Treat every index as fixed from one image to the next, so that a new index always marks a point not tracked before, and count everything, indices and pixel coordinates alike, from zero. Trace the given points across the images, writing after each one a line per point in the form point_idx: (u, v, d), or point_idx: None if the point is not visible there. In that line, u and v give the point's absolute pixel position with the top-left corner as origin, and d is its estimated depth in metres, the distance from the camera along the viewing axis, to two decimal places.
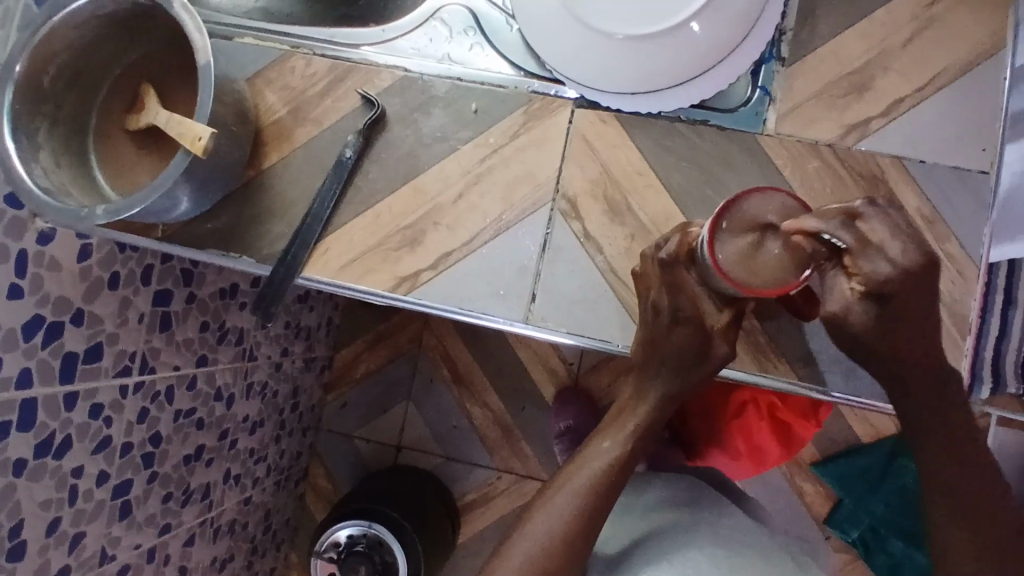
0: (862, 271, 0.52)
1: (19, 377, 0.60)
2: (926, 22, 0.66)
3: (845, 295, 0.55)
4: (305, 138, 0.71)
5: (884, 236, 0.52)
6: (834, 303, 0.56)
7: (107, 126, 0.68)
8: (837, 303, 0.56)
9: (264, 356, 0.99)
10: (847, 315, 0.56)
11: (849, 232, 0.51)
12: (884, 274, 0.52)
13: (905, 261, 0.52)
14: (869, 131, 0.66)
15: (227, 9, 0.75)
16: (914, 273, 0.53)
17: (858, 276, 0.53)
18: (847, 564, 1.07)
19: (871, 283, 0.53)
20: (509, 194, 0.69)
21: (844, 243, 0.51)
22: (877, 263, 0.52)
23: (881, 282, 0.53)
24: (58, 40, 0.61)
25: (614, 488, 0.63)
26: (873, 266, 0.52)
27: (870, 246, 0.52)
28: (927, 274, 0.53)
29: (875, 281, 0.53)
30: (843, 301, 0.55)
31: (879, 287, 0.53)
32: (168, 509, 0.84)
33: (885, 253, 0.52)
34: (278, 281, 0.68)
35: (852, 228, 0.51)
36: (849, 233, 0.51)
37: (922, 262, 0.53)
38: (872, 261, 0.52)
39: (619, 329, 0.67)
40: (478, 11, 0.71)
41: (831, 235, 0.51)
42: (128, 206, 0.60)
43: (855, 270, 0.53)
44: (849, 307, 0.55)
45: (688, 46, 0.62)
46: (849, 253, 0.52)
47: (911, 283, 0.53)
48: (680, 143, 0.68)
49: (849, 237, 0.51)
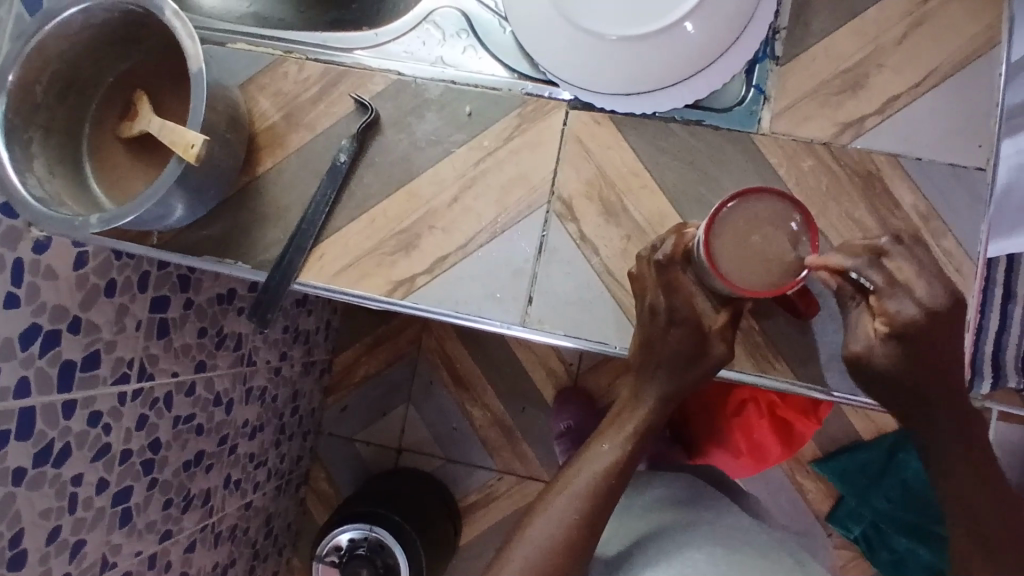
0: (888, 308, 0.58)
1: (17, 386, 0.60)
2: (920, 19, 0.66)
3: (868, 335, 0.60)
4: (299, 143, 0.71)
5: (909, 276, 0.58)
6: (857, 344, 0.60)
7: (101, 135, 0.68)
8: (861, 343, 0.60)
9: (263, 361, 0.99)
10: (871, 356, 0.60)
11: (875, 269, 0.58)
12: (909, 314, 0.58)
13: (929, 302, 0.58)
14: (864, 129, 0.66)
15: (220, 14, 0.78)
16: (936, 315, 0.58)
17: (882, 315, 0.59)
18: (849, 560, 1.07)
19: (895, 322, 0.58)
20: (504, 197, 0.68)
21: (869, 279, 0.58)
22: (902, 301, 0.58)
23: (904, 321, 0.58)
24: (50, 50, 0.61)
25: (614, 490, 0.63)
26: (899, 305, 0.58)
27: (896, 285, 0.58)
28: (950, 316, 0.59)
29: (899, 319, 0.58)
30: (867, 341, 0.60)
31: (902, 326, 0.58)
32: (169, 515, 0.84)
33: (912, 293, 0.58)
34: (274, 287, 0.68)
35: (879, 266, 0.58)
36: (877, 272, 0.58)
37: (947, 303, 0.58)
38: (898, 300, 0.58)
39: (616, 330, 0.67)
40: (471, 13, 0.71)
41: (857, 271, 0.58)
42: (120, 215, 0.59)
43: (880, 310, 0.59)
44: (872, 346, 0.59)
45: (681, 46, 0.62)
46: (875, 291, 0.58)
47: (934, 323, 0.58)
48: (674, 142, 0.68)
49: (876, 276, 0.58)
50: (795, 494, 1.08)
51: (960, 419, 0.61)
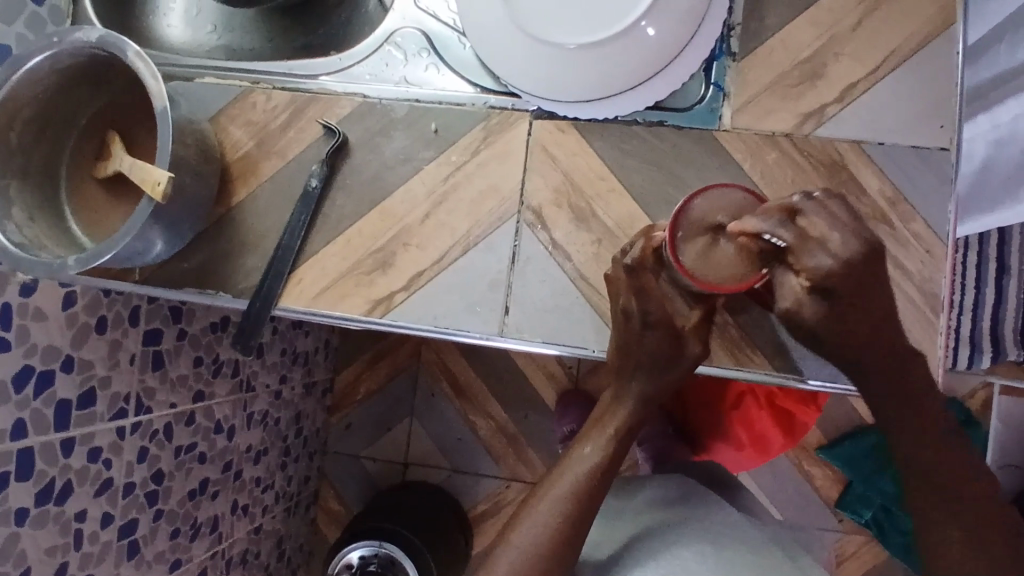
0: (806, 266, 0.54)
1: (14, 428, 0.61)
2: (873, 5, 0.67)
3: (794, 291, 0.57)
4: (271, 172, 0.72)
5: (823, 229, 0.54)
6: (785, 299, 0.58)
7: (79, 176, 0.69)
8: (789, 299, 0.58)
9: (262, 386, 1.00)
10: (801, 310, 0.58)
11: (788, 228, 0.53)
12: (826, 267, 0.54)
13: (844, 253, 0.54)
14: (825, 118, 0.67)
15: (190, 49, 0.80)
16: (853, 264, 0.54)
17: (804, 272, 0.55)
18: (860, 546, 1.07)
19: (815, 276, 0.55)
20: (475, 210, 0.69)
21: (783, 240, 0.53)
22: (818, 255, 0.54)
23: (822, 276, 0.54)
24: (19, 97, 0.62)
25: (598, 493, 0.64)
26: (815, 261, 0.54)
27: (810, 240, 0.54)
28: (866, 263, 0.55)
29: (818, 274, 0.54)
30: (793, 296, 0.57)
31: (823, 280, 0.55)
32: (177, 544, 0.85)
33: (824, 245, 0.54)
34: (255, 315, 0.69)
35: (791, 225, 0.54)
36: (788, 229, 0.53)
37: (862, 251, 0.54)
38: (814, 255, 0.54)
39: (594, 334, 0.67)
40: (431, 32, 0.72)
41: (770, 232, 0.53)
42: (98, 254, 0.60)
43: (800, 266, 0.55)
44: (798, 301, 0.57)
45: (638, 47, 0.63)
46: (790, 249, 0.54)
47: (853, 271, 0.55)
48: (639, 145, 0.68)
49: (788, 233, 0.53)
50: (803, 482, 1.08)
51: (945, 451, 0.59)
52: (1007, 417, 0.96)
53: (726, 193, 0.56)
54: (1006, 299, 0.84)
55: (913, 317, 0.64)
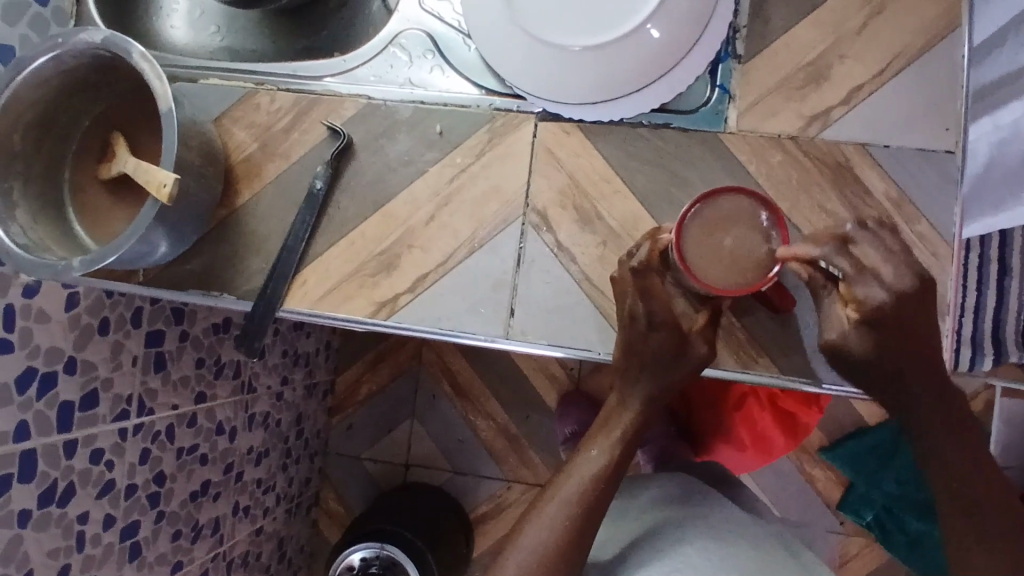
0: (857, 295, 0.56)
1: (17, 430, 0.61)
2: (877, 8, 0.67)
3: (842, 323, 0.59)
4: (274, 173, 0.72)
5: (875, 260, 0.57)
6: (832, 331, 0.59)
7: (82, 179, 0.69)
8: (836, 331, 0.59)
9: (264, 387, 1.00)
10: (846, 343, 0.59)
11: (843, 258, 0.57)
12: (877, 298, 0.56)
13: (896, 284, 0.56)
14: (830, 120, 0.67)
15: (193, 50, 0.80)
16: (906, 298, 0.57)
17: (853, 302, 0.57)
18: (862, 548, 1.07)
19: (866, 308, 0.56)
20: (479, 212, 0.69)
21: (840, 268, 0.56)
22: (871, 287, 0.56)
23: (875, 307, 0.56)
24: (23, 98, 0.62)
25: (604, 496, 0.63)
26: (868, 291, 0.56)
27: (865, 271, 0.57)
28: (920, 297, 0.57)
29: (869, 305, 0.56)
30: (840, 328, 0.59)
31: (875, 312, 0.56)
32: (179, 546, 0.85)
33: (878, 276, 0.56)
34: (259, 316, 0.69)
35: (846, 254, 0.57)
36: (844, 259, 0.57)
37: (916, 286, 0.57)
38: (866, 285, 0.56)
39: (599, 336, 0.67)
40: (435, 34, 0.72)
41: (826, 260, 0.57)
42: (103, 255, 0.60)
43: (850, 297, 0.57)
44: (845, 333, 0.58)
45: (643, 48, 0.63)
46: (844, 279, 0.57)
47: (905, 306, 0.57)
48: (643, 146, 0.68)
49: (844, 263, 0.57)
50: (805, 484, 1.08)
51: (966, 443, 0.59)
52: (1009, 417, 0.96)
53: (722, 206, 0.56)
54: (1007, 300, 0.83)
55: None
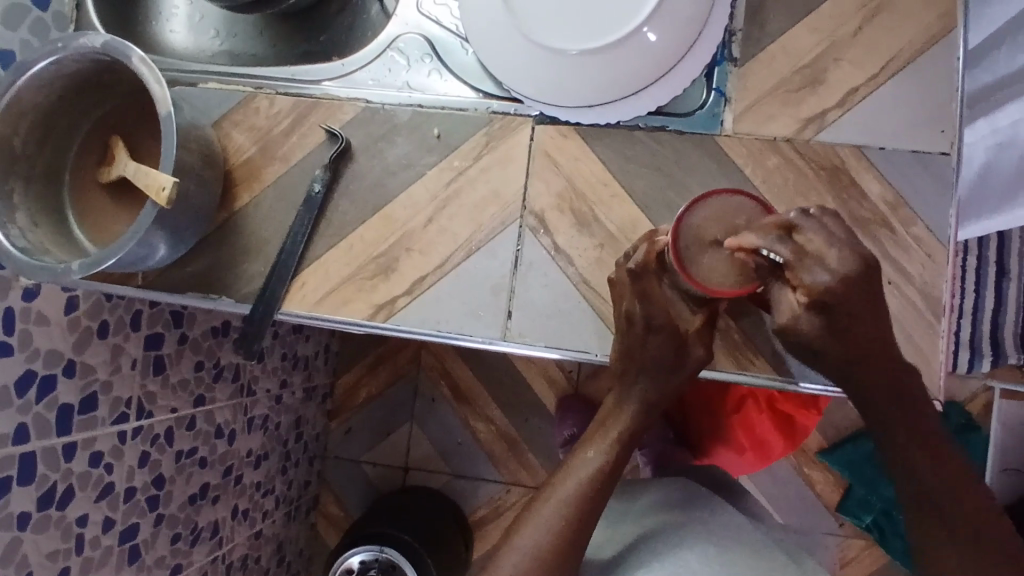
0: (803, 282, 0.55)
1: (16, 432, 0.61)
2: (873, 11, 0.67)
3: (792, 306, 0.58)
4: (274, 177, 0.72)
5: (819, 245, 0.55)
6: (784, 314, 0.58)
7: (82, 182, 0.69)
8: (786, 315, 0.58)
9: (263, 390, 1.00)
10: (798, 325, 0.58)
11: (785, 244, 0.54)
12: (823, 284, 0.55)
13: (842, 269, 0.55)
14: (826, 123, 0.67)
15: (193, 54, 0.80)
16: (851, 281, 0.55)
17: (801, 287, 0.56)
18: (861, 550, 1.07)
19: (813, 292, 0.55)
20: (477, 214, 0.70)
21: (781, 257, 0.54)
22: (816, 272, 0.55)
23: (821, 291, 0.55)
24: (23, 102, 0.63)
25: (599, 498, 0.64)
26: (813, 277, 0.55)
27: (808, 257, 0.55)
28: (865, 279, 0.56)
29: (817, 290, 0.55)
30: (791, 312, 0.58)
31: (822, 296, 0.55)
32: (178, 549, 0.85)
33: (823, 262, 0.55)
34: (258, 319, 0.70)
35: (789, 241, 0.54)
36: (786, 246, 0.54)
37: (860, 267, 0.55)
38: (811, 271, 0.55)
39: (596, 338, 0.67)
40: (434, 38, 0.73)
41: (768, 250, 0.54)
42: (103, 258, 0.60)
43: (798, 281, 0.56)
44: (796, 318, 0.58)
45: (640, 52, 0.63)
46: (787, 265, 0.55)
47: (851, 288, 0.55)
48: (641, 149, 0.69)
49: (786, 250, 0.54)
50: (804, 487, 1.08)
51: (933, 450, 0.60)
52: (1007, 421, 0.96)
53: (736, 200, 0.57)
54: (1006, 304, 0.84)
55: (914, 321, 0.65)
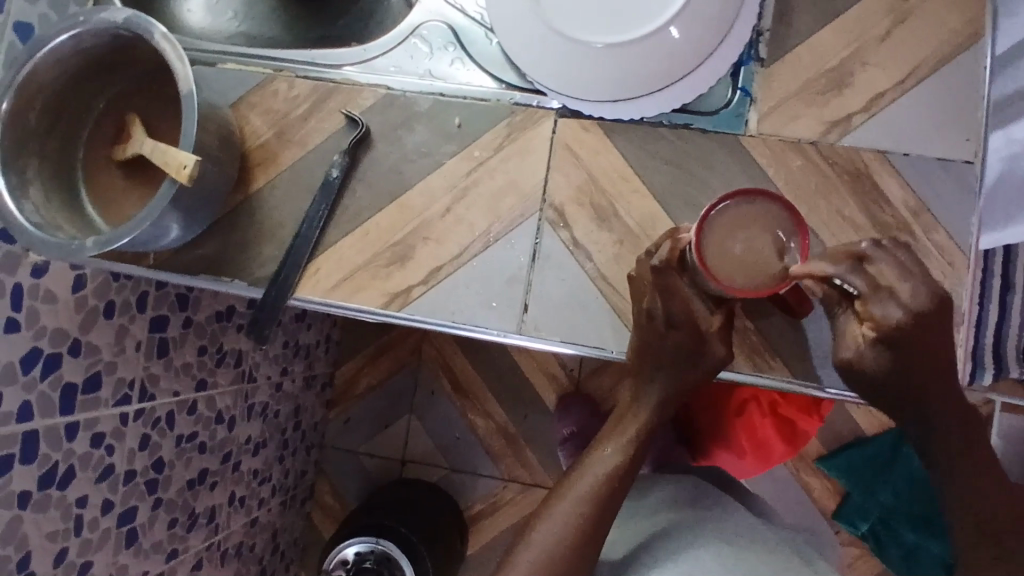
0: (874, 314, 0.57)
1: (20, 410, 0.60)
2: (902, 16, 0.67)
3: (857, 339, 0.60)
4: (290, 161, 0.72)
5: (892, 278, 0.57)
6: (847, 348, 0.60)
7: (96, 160, 0.68)
8: (850, 348, 0.60)
9: (264, 377, 0.99)
10: (862, 360, 0.60)
11: (858, 275, 0.57)
12: (893, 318, 0.57)
13: (914, 303, 0.57)
14: (850, 127, 0.67)
15: (210, 35, 0.79)
16: (922, 316, 0.57)
17: (870, 318, 0.58)
18: (857, 558, 1.06)
19: (881, 326, 0.57)
20: (495, 206, 0.69)
21: (855, 286, 0.57)
22: (888, 305, 0.57)
23: (892, 325, 0.57)
24: (42, 77, 0.62)
25: (616, 495, 0.64)
26: (884, 310, 0.57)
27: (880, 289, 0.57)
28: (938, 316, 0.58)
29: (887, 324, 0.57)
30: (855, 346, 0.60)
31: (892, 330, 0.57)
32: (174, 534, 0.84)
33: (894, 295, 0.57)
34: (271, 303, 0.69)
35: (862, 272, 0.57)
36: (859, 277, 0.57)
37: (931, 304, 0.57)
38: (883, 304, 0.57)
39: (613, 335, 0.67)
40: (457, 26, 0.72)
41: (841, 278, 0.57)
42: (118, 236, 0.59)
43: (868, 314, 0.58)
44: (861, 350, 0.59)
45: (666, 48, 0.62)
46: (860, 296, 0.57)
47: (921, 325, 0.57)
48: (663, 146, 0.68)
49: (860, 281, 0.57)
50: (802, 492, 1.07)
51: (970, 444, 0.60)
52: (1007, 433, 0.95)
53: (754, 281, 0.55)
54: (1010, 313, 0.68)
55: None
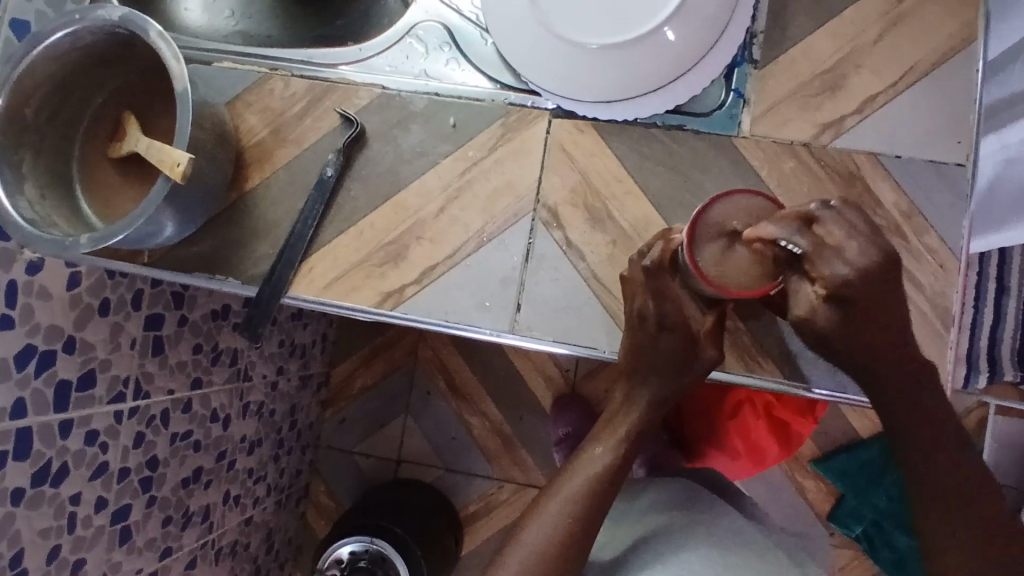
0: (822, 274, 0.54)
1: (14, 407, 0.61)
2: (895, 19, 0.67)
3: (807, 301, 0.57)
4: (285, 159, 0.72)
5: (841, 238, 0.54)
6: (799, 306, 0.58)
7: (92, 157, 0.69)
8: (802, 309, 0.58)
9: (259, 376, 0.99)
10: (813, 318, 0.57)
11: (804, 236, 0.53)
12: (842, 277, 0.54)
13: (862, 261, 0.54)
14: (843, 129, 0.67)
15: (208, 34, 0.80)
16: (872, 272, 0.54)
17: (818, 279, 0.55)
18: (851, 560, 1.06)
19: (831, 285, 0.54)
20: (490, 206, 0.69)
21: (798, 247, 0.53)
22: (834, 265, 0.54)
23: (839, 284, 0.54)
24: (38, 74, 0.62)
25: (607, 495, 0.64)
26: (832, 270, 0.54)
27: (826, 248, 0.54)
28: (885, 272, 0.55)
29: (834, 283, 0.54)
30: (807, 306, 0.57)
31: (839, 289, 0.55)
32: (168, 532, 0.84)
33: (842, 254, 0.54)
34: (265, 302, 0.69)
35: (807, 232, 0.54)
36: (804, 237, 0.53)
37: (881, 261, 0.54)
38: (830, 263, 0.54)
39: (605, 335, 0.67)
40: (453, 26, 0.72)
41: (786, 241, 0.53)
42: (110, 234, 0.59)
43: (816, 274, 0.55)
44: (813, 312, 0.57)
45: (661, 51, 0.63)
46: (805, 257, 0.54)
47: (872, 283, 0.55)
48: (657, 148, 0.69)
49: (804, 241, 0.53)
50: (795, 494, 1.07)
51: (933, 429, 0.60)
52: (1003, 439, 0.92)
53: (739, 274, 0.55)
54: (1005, 318, 0.73)
55: (924, 331, 0.65)
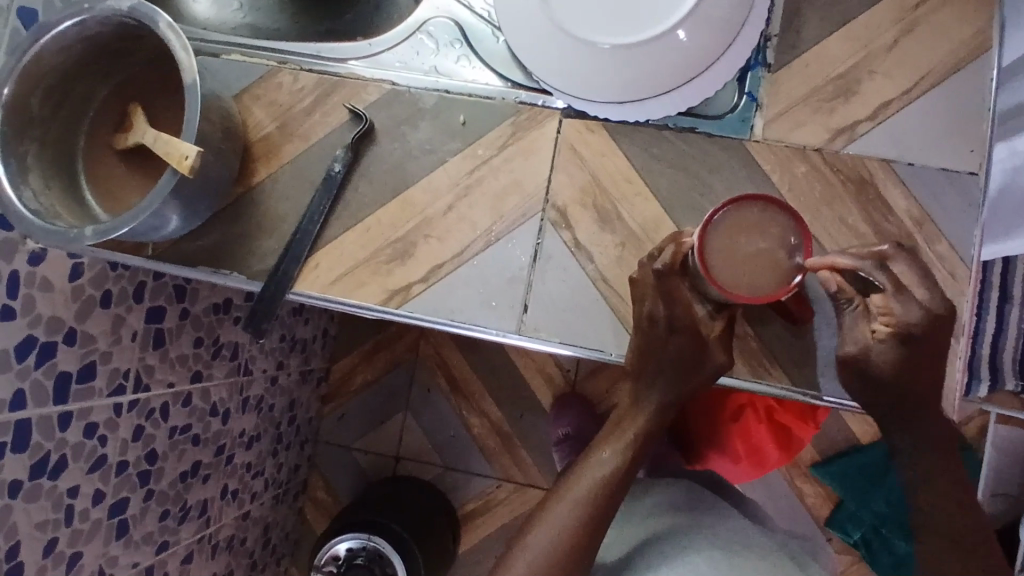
0: (891, 309, 0.59)
1: (13, 399, 0.60)
2: (910, 25, 0.67)
3: (866, 337, 0.61)
4: (293, 154, 0.71)
5: (913, 280, 0.59)
6: (854, 343, 0.61)
7: (96, 147, 0.68)
8: (857, 345, 0.61)
9: (259, 370, 0.99)
10: (868, 356, 0.61)
11: (881, 274, 0.59)
12: (911, 316, 0.59)
13: (930, 304, 0.59)
14: (856, 135, 0.67)
15: (216, 25, 0.79)
16: (936, 321, 0.59)
17: (887, 315, 0.60)
18: (850, 565, 1.06)
19: (898, 322, 0.59)
20: (498, 205, 0.69)
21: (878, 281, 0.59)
22: (907, 306, 0.59)
23: (907, 323, 0.59)
24: (45, 63, 0.61)
25: (614, 499, 0.64)
26: (903, 308, 0.59)
27: (903, 291, 0.59)
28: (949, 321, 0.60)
29: (903, 319, 0.59)
30: (864, 342, 0.61)
31: (907, 328, 0.59)
32: (165, 526, 0.83)
33: (915, 297, 0.59)
34: (269, 297, 0.68)
35: (885, 271, 0.59)
36: (884, 275, 0.59)
37: (945, 311, 0.60)
38: (904, 302, 0.59)
39: (613, 337, 0.67)
40: (463, 23, 0.72)
41: (864, 273, 0.59)
42: (115, 226, 0.59)
43: (884, 311, 0.60)
44: (868, 346, 0.61)
45: (675, 52, 0.62)
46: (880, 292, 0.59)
47: (936, 328, 0.60)
48: (668, 149, 0.68)
49: (884, 279, 0.59)
50: (795, 499, 1.07)
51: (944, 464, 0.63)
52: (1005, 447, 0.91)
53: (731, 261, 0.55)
54: (1007, 327, 0.72)
55: None
